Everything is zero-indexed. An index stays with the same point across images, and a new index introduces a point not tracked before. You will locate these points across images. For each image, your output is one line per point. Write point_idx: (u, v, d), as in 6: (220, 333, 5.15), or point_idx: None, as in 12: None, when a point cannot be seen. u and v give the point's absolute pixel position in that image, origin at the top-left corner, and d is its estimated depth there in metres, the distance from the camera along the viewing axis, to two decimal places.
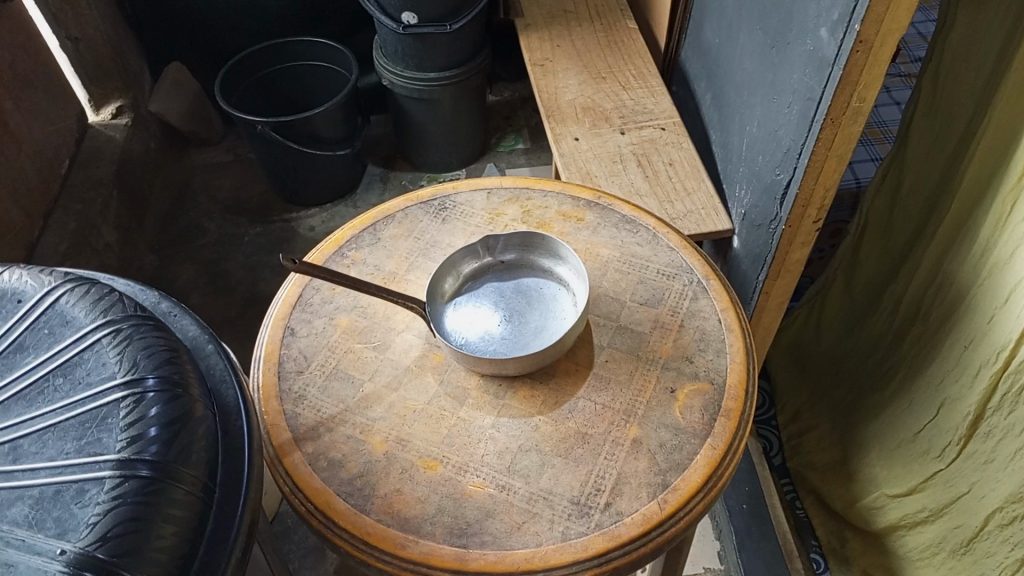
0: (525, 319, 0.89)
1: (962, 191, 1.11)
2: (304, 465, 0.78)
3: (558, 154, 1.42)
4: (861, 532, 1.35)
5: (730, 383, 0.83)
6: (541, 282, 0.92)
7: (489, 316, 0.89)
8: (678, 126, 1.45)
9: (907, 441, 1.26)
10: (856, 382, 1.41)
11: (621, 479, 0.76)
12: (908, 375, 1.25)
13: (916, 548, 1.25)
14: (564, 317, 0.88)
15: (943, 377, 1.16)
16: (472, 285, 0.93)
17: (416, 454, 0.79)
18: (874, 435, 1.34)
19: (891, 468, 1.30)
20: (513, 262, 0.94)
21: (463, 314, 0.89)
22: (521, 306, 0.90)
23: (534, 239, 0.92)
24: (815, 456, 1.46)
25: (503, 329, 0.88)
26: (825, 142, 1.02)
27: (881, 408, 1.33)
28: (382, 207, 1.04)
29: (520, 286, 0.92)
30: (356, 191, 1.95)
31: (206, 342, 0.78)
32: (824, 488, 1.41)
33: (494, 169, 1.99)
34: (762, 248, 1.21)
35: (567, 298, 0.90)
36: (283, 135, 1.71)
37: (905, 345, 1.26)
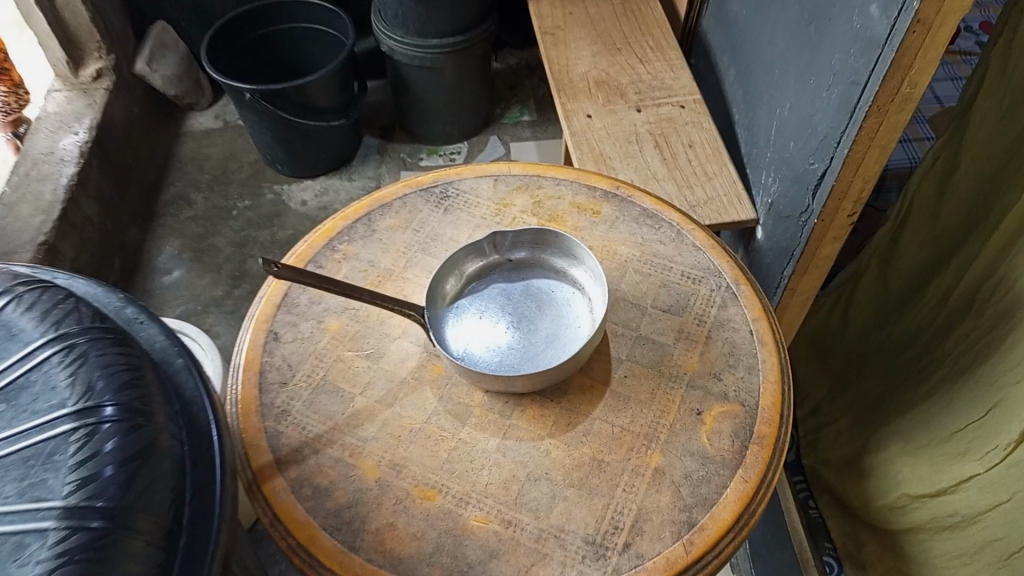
0: (535, 325, 0.80)
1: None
2: (286, 492, 0.70)
3: (569, 132, 1.32)
4: (879, 534, 1.28)
5: (763, 406, 0.75)
6: (553, 283, 0.83)
7: (495, 323, 0.80)
8: (698, 104, 1.34)
9: (940, 441, 1.17)
10: (885, 374, 1.33)
11: (641, 516, 0.68)
12: (951, 373, 1.16)
13: (940, 555, 1.17)
14: (579, 326, 0.79)
15: (998, 375, 1.07)
16: (476, 286, 0.83)
17: (412, 482, 0.70)
18: (899, 432, 1.25)
19: (914, 466, 1.21)
20: (522, 261, 0.85)
21: (466, 321, 0.80)
22: (531, 311, 0.81)
23: (546, 237, 0.82)
24: (833, 451, 1.38)
25: (512, 337, 0.79)
26: (870, 131, 0.92)
27: (913, 405, 1.24)
28: (378, 194, 0.94)
29: (531, 287, 0.83)
30: (351, 164, 1.85)
31: (178, 354, 0.69)
32: (842, 487, 1.33)
33: (497, 143, 1.88)
34: (790, 241, 1.12)
35: (581, 304, 0.81)
36: (274, 104, 1.60)
37: (952, 341, 1.17)
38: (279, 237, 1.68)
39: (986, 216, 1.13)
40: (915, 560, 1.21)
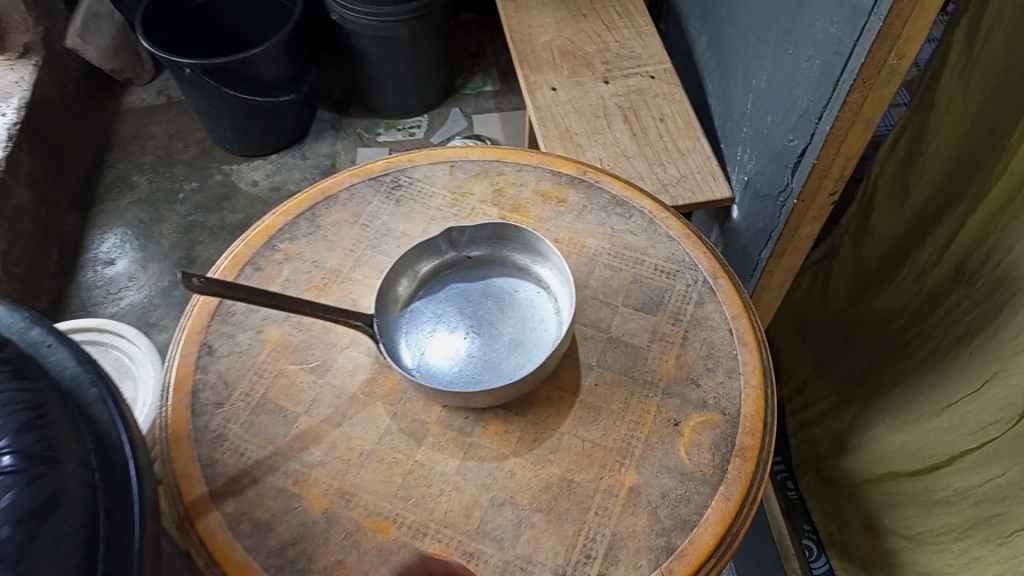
0: (497, 328, 0.73)
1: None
2: (222, 529, 0.63)
3: (532, 107, 1.24)
4: (863, 514, 1.21)
5: (746, 414, 0.69)
6: (516, 283, 0.76)
7: (454, 330, 0.73)
8: (669, 74, 1.27)
9: (931, 417, 1.10)
10: (868, 350, 1.26)
11: (615, 541, 0.62)
12: (942, 346, 1.09)
13: (927, 532, 1.09)
14: (544, 330, 0.72)
15: (994, 346, 1.00)
16: (431, 287, 0.76)
17: (363, 512, 0.64)
18: (888, 409, 1.18)
19: (905, 442, 1.14)
20: (481, 259, 0.78)
21: (421, 328, 0.73)
22: (493, 314, 0.74)
23: (508, 232, 0.75)
24: (820, 429, 1.31)
25: (472, 344, 0.72)
26: (854, 106, 0.85)
27: (897, 382, 1.17)
28: (322, 184, 0.86)
29: (492, 287, 0.76)
30: (305, 141, 1.75)
31: (90, 383, 0.61)
32: (828, 468, 1.27)
33: (459, 115, 1.79)
34: (768, 221, 1.06)
35: (547, 305, 0.74)
36: (217, 79, 1.49)
37: (942, 312, 1.10)
38: (229, 221, 1.59)
39: (970, 182, 1.06)
40: (903, 545, 1.14)
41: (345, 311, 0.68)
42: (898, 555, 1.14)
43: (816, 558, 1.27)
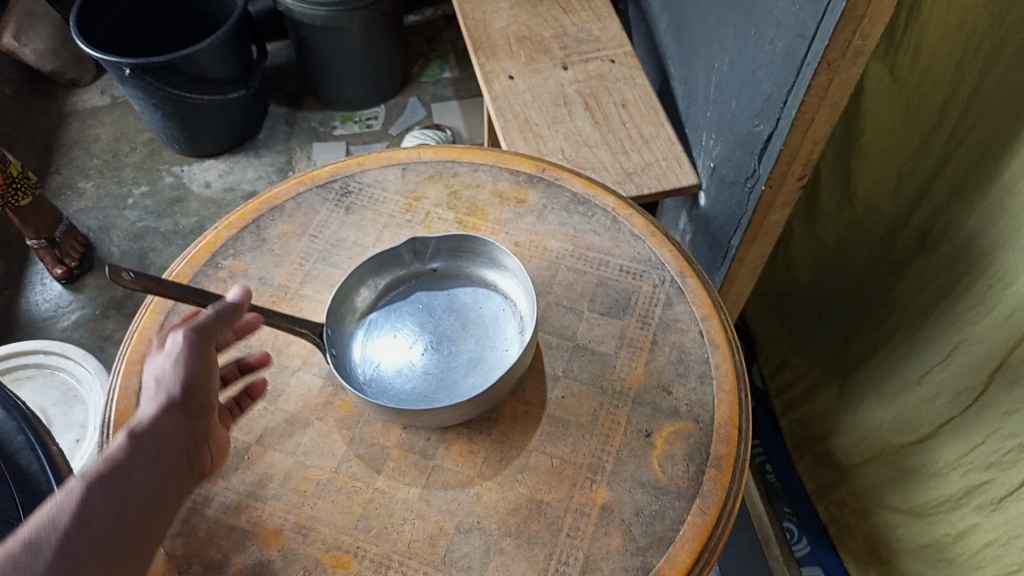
0: (458, 346, 0.69)
1: (999, 86, 0.83)
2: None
3: (490, 98, 1.19)
4: (858, 493, 1.16)
5: (719, 421, 0.66)
6: (479, 296, 0.72)
7: (412, 344, 0.69)
8: (630, 57, 1.23)
9: (910, 388, 1.04)
10: (840, 321, 1.19)
11: (588, 564, 0.59)
12: (910, 315, 1.02)
13: (921, 504, 1.04)
14: (505, 347, 0.69)
15: (962, 314, 0.93)
16: (391, 299, 0.72)
17: (322, 547, 0.60)
18: (869, 381, 1.12)
19: (890, 414, 1.08)
20: (444, 272, 0.74)
21: (380, 342, 0.69)
22: (456, 331, 0.70)
23: (470, 244, 0.71)
24: (807, 408, 1.26)
25: (433, 364, 0.68)
26: (820, 89, 0.82)
27: (877, 356, 1.10)
28: (267, 194, 0.82)
29: (454, 301, 0.72)
30: (257, 138, 1.68)
31: (16, 431, 0.57)
32: (820, 448, 1.22)
33: (418, 104, 1.74)
34: (736, 208, 1.03)
35: (511, 321, 0.70)
36: (160, 78, 1.41)
37: (912, 280, 1.01)
38: (182, 226, 1.53)
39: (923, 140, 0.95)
40: (900, 522, 1.08)
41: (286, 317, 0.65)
42: (894, 531, 1.09)
43: (796, 541, 1.22)
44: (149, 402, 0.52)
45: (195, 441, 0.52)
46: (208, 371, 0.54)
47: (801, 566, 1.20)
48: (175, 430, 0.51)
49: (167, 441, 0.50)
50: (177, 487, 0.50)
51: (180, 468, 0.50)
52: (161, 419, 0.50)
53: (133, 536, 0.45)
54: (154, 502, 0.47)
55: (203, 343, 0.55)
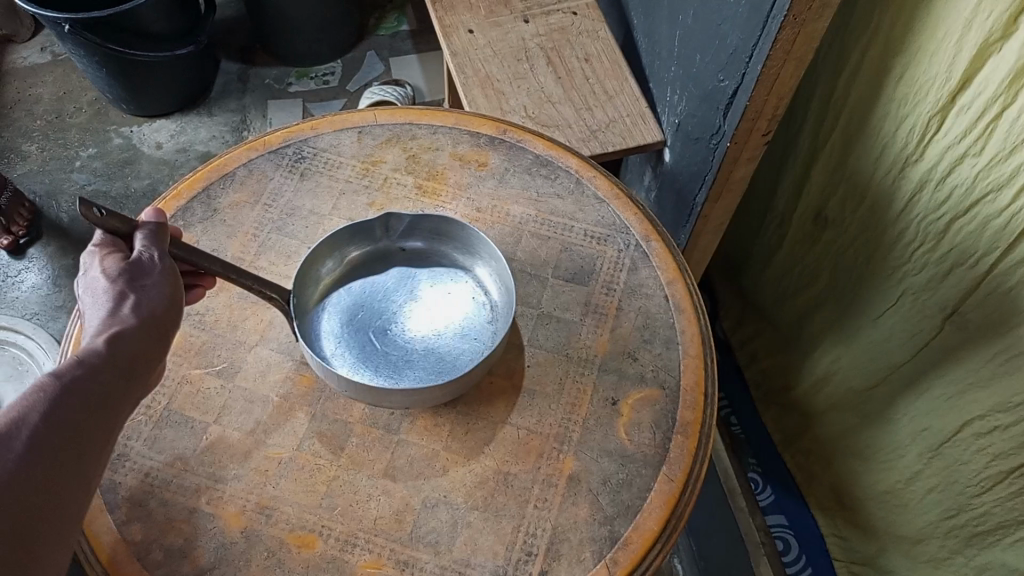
0: (417, 331, 0.67)
1: (893, 52, 0.80)
2: (131, 561, 0.57)
3: (448, 53, 1.16)
4: (822, 443, 1.18)
5: (686, 387, 0.66)
6: (452, 284, 0.70)
7: (381, 325, 0.67)
8: (592, 9, 1.20)
9: (854, 341, 1.04)
10: (785, 277, 1.18)
11: (557, 536, 0.59)
12: (847, 270, 1.01)
13: (875, 451, 1.06)
14: (476, 338, 0.67)
15: (889, 270, 0.93)
16: (359, 275, 0.70)
17: (286, 527, 0.59)
18: (820, 335, 1.12)
19: (841, 368, 1.09)
20: (417, 253, 0.71)
21: (346, 318, 0.67)
22: (422, 315, 0.68)
23: (450, 229, 0.69)
24: (771, 361, 1.27)
25: (391, 343, 0.66)
26: (786, 43, 0.80)
27: (824, 310, 1.10)
28: (216, 161, 0.78)
29: (423, 286, 0.70)
30: (209, 97, 1.62)
31: None
32: (786, 400, 1.24)
33: (376, 59, 1.69)
34: (701, 165, 1.01)
35: (481, 313, 0.69)
36: (101, 35, 1.34)
37: (840, 244, 1.01)
38: (134, 189, 1.47)
39: (833, 105, 0.93)
40: (858, 469, 1.11)
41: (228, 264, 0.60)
42: (854, 477, 1.12)
43: (761, 491, 1.26)
44: (122, 311, 0.52)
45: (153, 363, 0.54)
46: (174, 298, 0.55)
47: (766, 515, 1.24)
48: (144, 342, 0.52)
49: (135, 351, 0.52)
50: (131, 407, 0.52)
51: (143, 375, 0.53)
52: (129, 328, 0.52)
53: (94, 449, 0.48)
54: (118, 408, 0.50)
55: (165, 265, 0.56)
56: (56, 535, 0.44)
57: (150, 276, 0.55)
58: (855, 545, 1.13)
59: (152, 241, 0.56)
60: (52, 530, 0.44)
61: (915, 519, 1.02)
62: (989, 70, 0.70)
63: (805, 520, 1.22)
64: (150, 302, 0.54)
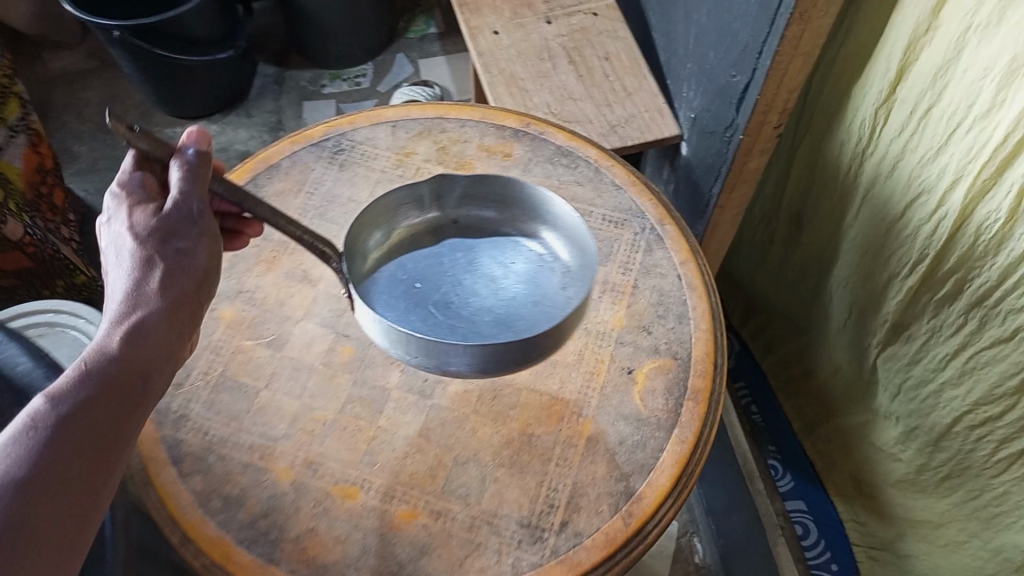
0: (484, 299, 0.71)
1: (856, 63, 0.89)
2: (193, 508, 0.64)
3: (475, 53, 1.22)
4: (833, 433, 1.23)
5: (697, 358, 0.71)
6: (517, 250, 0.75)
7: (438, 300, 0.71)
8: (612, 10, 1.25)
9: (852, 339, 1.09)
10: (788, 277, 1.23)
11: (577, 490, 0.65)
12: (840, 274, 1.06)
13: (880, 441, 1.11)
14: (556, 302, 0.71)
15: (875, 275, 0.97)
16: (405, 247, 0.74)
17: (331, 480, 0.66)
18: (826, 332, 1.17)
19: (846, 362, 1.14)
20: (468, 224, 0.76)
21: (396, 293, 0.71)
22: (484, 283, 0.73)
23: (512, 197, 0.73)
24: (783, 352, 1.32)
25: (453, 313, 0.70)
26: (793, 39, 0.85)
27: (825, 309, 1.14)
28: (263, 153, 0.85)
29: (482, 259, 0.75)
30: (247, 99, 1.70)
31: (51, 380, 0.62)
32: (802, 390, 1.29)
33: (405, 61, 1.75)
34: (716, 157, 1.06)
35: (554, 275, 0.73)
36: (148, 41, 1.42)
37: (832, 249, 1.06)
38: None
39: (822, 117, 0.98)
40: (862, 459, 1.17)
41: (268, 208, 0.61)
42: (867, 465, 1.16)
43: (780, 477, 1.32)
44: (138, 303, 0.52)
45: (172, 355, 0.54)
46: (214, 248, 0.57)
47: (785, 500, 1.30)
48: (161, 334, 0.53)
49: (155, 340, 0.52)
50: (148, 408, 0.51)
51: (169, 360, 0.53)
52: (149, 310, 0.52)
53: (107, 459, 0.47)
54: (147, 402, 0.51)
55: (201, 221, 0.56)
56: (61, 549, 0.44)
57: (183, 236, 0.55)
58: (871, 531, 1.19)
59: (189, 192, 0.56)
60: (56, 546, 0.43)
61: (929, 507, 1.07)
62: (919, 70, 0.80)
63: (823, 505, 1.27)
64: (173, 273, 0.54)
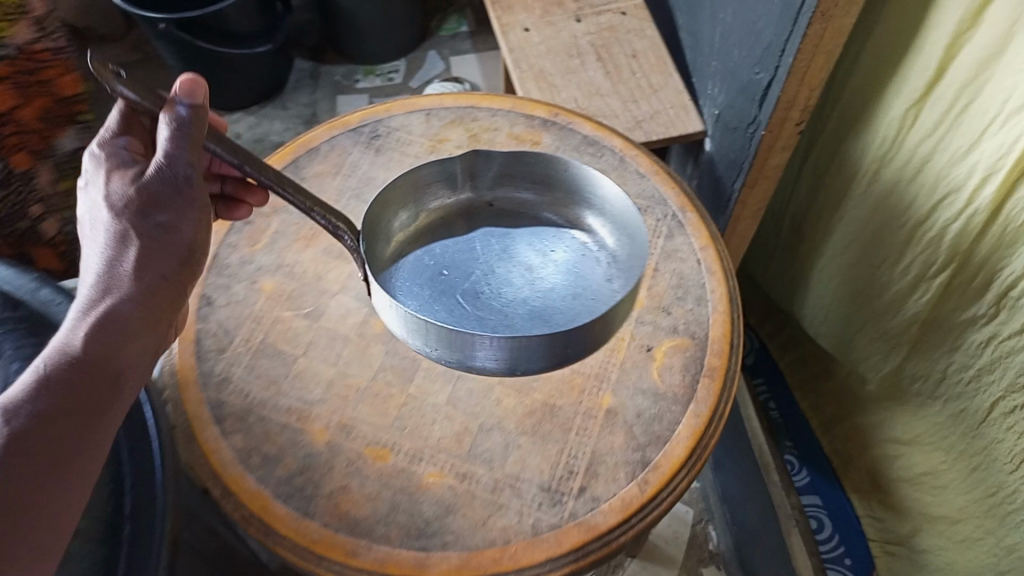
0: (517, 290, 0.74)
1: (875, 69, 0.91)
2: (234, 464, 0.68)
3: (506, 49, 1.26)
4: (855, 430, 1.25)
5: (713, 337, 0.74)
6: (561, 235, 0.79)
7: (468, 293, 0.73)
8: (640, 10, 1.29)
9: (867, 342, 1.11)
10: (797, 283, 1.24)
11: (595, 458, 0.68)
12: (856, 277, 1.07)
13: (906, 435, 1.13)
14: (599, 289, 0.74)
15: (899, 276, 0.99)
16: (429, 232, 0.78)
17: (363, 442, 0.70)
18: (836, 339, 1.19)
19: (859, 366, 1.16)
20: (503, 206, 0.80)
21: (421, 283, 0.74)
22: (520, 272, 0.76)
23: (552, 179, 0.76)
24: (804, 349, 1.35)
25: (482, 306, 0.72)
26: (814, 38, 0.88)
27: (834, 316, 1.16)
28: (303, 137, 0.89)
29: (521, 246, 0.78)
30: (283, 92, 1.76)
31: None
32: (822, 387, 1.32)
33: (437, 58, 1.80)
34: (739, 153, 1.09)
35: (600, 265, 0.76)
36: (191, 33, 1.48)
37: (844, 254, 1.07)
38: None
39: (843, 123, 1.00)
40: (883, 455, 1.20)
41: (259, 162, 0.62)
42: (891, 461, 1.18)
43: (797, 472, 1.34)
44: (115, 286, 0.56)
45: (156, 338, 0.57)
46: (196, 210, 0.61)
47: (801, 495, 1.32)
48: (138, 314, 0.56)
49: (131, 320, 0.55)
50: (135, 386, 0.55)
51: (147, 342, 0.56)
52: (122, 294, 0.56)
53: (96, 432, 0.50)
54: (125, 378, 0.54)
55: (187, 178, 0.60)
56: (48, 527, 0.46)
57: (163, 210, 0.60)
58: (888, 527, 1.21)
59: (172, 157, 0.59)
60: (39, 525, 0.46)
61: (950, 502, 1.08)
62: (953, 73, 0.82)
63: (838, 500, 1.30)
64: (151, 243, 0.59)
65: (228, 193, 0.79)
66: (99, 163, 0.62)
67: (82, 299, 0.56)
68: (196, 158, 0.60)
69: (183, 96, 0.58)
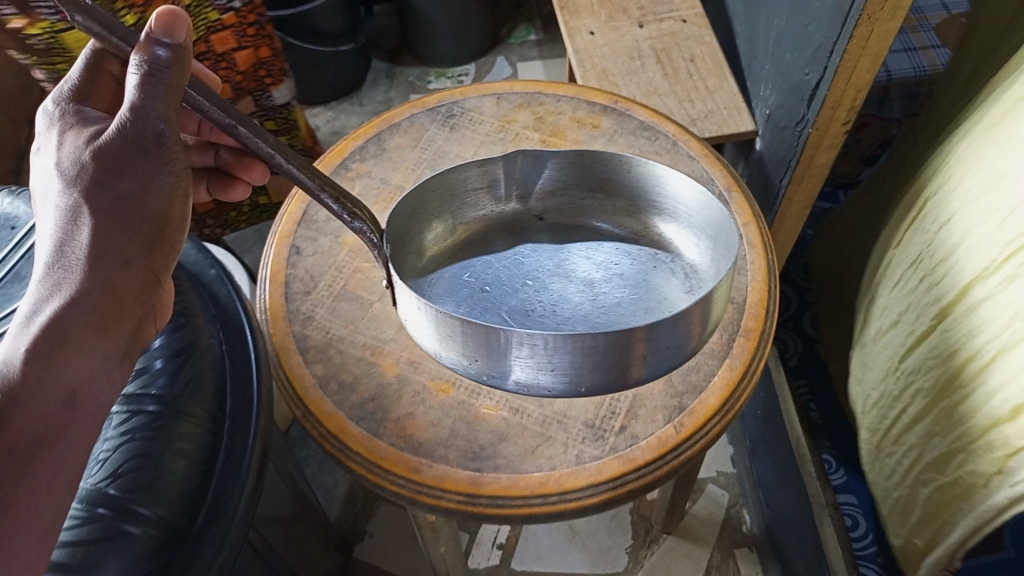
0: (572, 305, 0.80)
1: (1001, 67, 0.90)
2: (315, 388, 0.77)
3: (572, 51, 1.35)
4: None
5: (751, 302, 0.81)
6: (620, 252, 0.84)
7: (516, 313, 0.79)
8: (700, 18, 1.36)
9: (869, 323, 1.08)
10: None
11: (636, 402, 0.75)
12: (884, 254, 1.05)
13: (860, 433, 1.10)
14: (674, 300, 0.79)
15: (906, 259, 0.97)
16: (472, 244, 0.85)
17: (428, 376, 0.78)
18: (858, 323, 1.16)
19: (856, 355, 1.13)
20: (553, 221, 0.87)
21: (463, 294, 0.81)
22: (578, 287, 0.82)
23: (613, 184, 0.81)
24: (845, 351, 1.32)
25: (528, 321, 0.79)
26: (861, 39, 0.94)
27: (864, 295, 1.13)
28: (386, 114, 0.99)
29: (577, 259, 0.85)
30: (360, 89, 1.88)
31: (222, 284, 0.80)
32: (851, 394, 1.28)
33: (505, 63, 1.90)
34: (787, 150, 1.15)
35: (679, 278, 0.81)
36: (282, 30, 1.63)
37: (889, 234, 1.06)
38: None
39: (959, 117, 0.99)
40: None
41: (254, 126, 0.61)
42: None
43: (834, 471, 1.33)
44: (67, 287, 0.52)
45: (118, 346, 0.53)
46: (166, 174, 0.58)
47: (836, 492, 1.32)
48: (91, 319, 0.52)
49: (86, 324, 0.51)
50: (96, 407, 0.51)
51: (102, 351, 0.52)
52: (78, 293, 0.52)
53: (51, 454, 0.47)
54: (83, 391, 0.50)
55: (149, 140, 0.56)
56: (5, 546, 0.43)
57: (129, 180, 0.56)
58: None
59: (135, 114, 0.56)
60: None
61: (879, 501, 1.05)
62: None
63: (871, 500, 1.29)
64: (111, 220, 0.55)
65: (220, 164, 0.86)
66: (55, 128, 0.59)
67: (33, 295, 0.52)
68: (170, 107, 0.57)
69: (162, 34, 0.57)
